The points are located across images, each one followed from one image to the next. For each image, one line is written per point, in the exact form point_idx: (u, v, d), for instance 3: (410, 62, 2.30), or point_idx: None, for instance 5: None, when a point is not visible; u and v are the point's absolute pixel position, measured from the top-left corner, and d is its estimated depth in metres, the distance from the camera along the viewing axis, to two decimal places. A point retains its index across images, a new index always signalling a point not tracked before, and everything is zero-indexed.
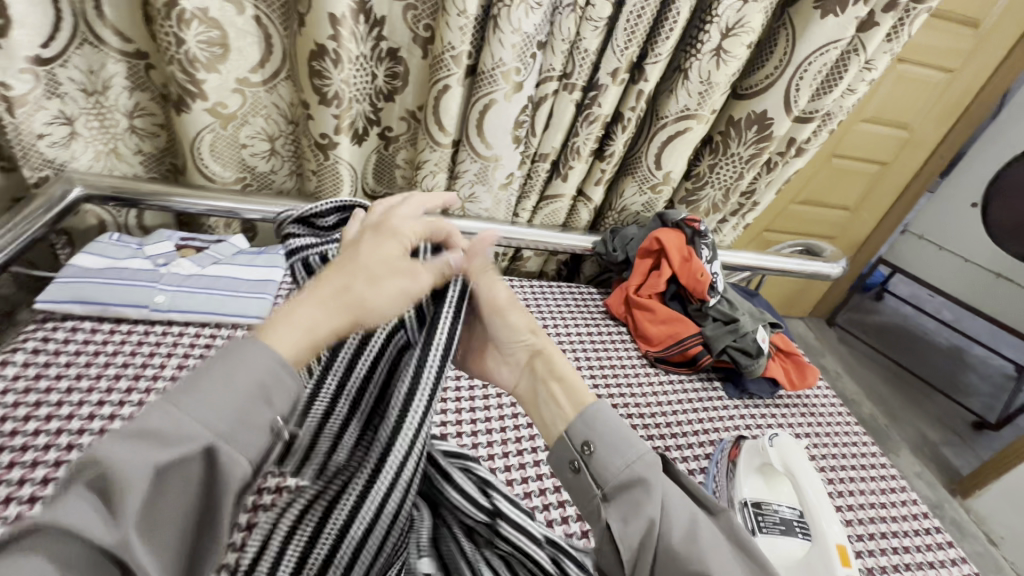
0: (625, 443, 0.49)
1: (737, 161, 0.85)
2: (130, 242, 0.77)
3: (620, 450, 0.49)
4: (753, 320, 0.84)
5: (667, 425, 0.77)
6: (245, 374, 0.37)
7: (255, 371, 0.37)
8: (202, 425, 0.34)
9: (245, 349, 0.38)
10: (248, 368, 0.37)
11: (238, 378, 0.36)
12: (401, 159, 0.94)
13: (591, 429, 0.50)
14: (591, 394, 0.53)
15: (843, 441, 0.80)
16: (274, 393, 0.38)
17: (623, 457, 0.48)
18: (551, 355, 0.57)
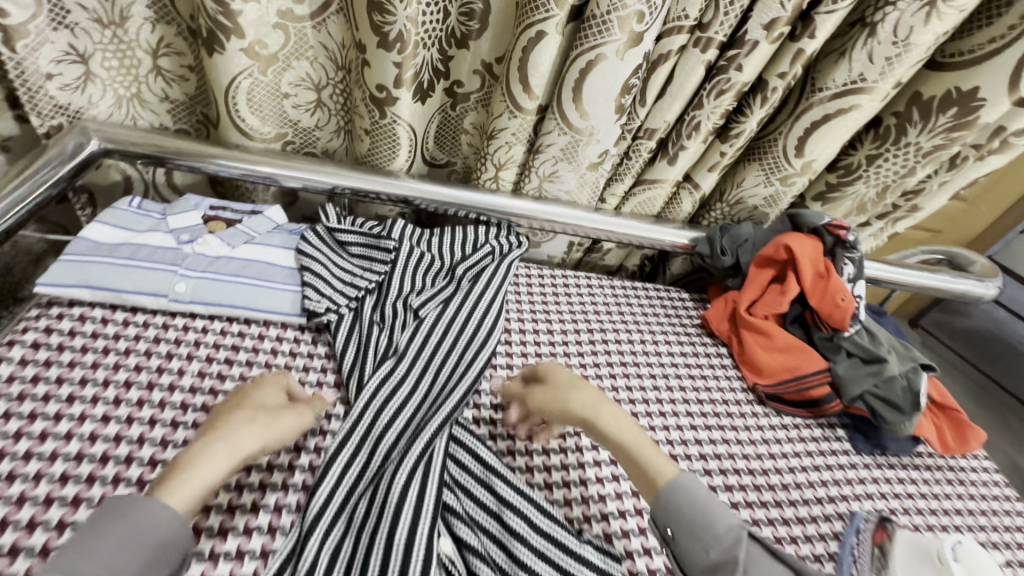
0: (720, 537, 0.44)
1: (912, 153, 0.65)
2: (152, 210, 0.66)
3: (715, 520, 0.45)
4: (904, 363, 0.66)
5: (783, 487, 0.62)
6: (123, 535, 0.38)
7: (139, 527, 0.39)
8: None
9: (140, 509, 0.39)
10: (140, 528, 0.38)
11: (110, 544, 0.37)
12: (469, 123, 0.78)
13: (673, 516, 0.46)
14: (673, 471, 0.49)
15: (1001, 526, 0.63)
16: (164, 551, 0.39)
17: (705, 543, 0.45)
18: (642, 455, 0.50)
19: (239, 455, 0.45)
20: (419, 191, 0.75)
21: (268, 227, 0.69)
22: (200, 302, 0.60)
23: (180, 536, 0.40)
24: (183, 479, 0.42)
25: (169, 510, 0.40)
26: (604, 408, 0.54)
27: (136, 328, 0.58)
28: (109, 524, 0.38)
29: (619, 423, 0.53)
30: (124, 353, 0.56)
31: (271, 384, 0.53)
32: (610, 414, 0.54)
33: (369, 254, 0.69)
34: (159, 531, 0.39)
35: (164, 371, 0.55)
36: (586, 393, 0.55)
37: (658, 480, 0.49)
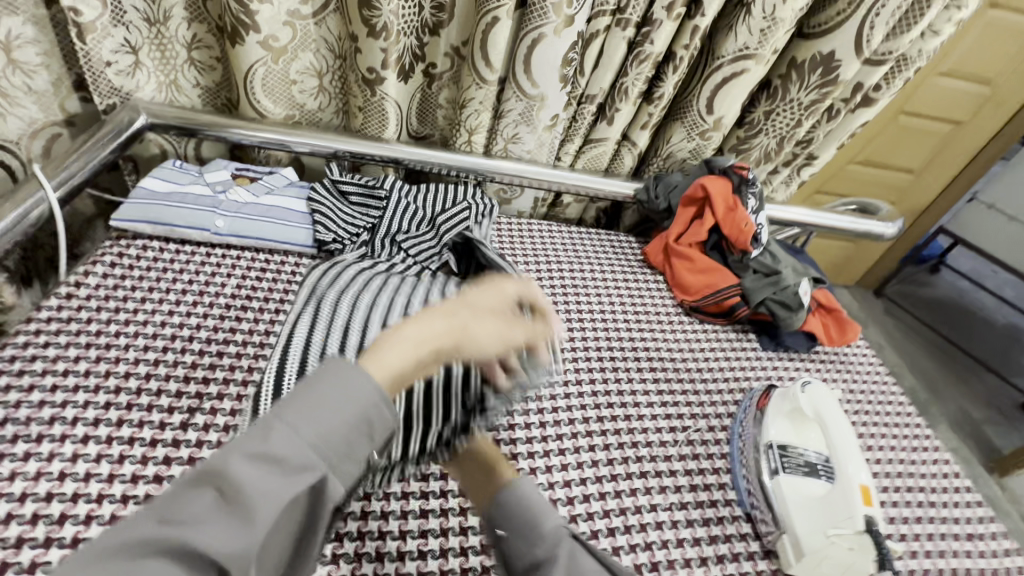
0: (546, 537, 0.45)
1: (796, 107, 0.82)
2: (190, 169, 0.82)
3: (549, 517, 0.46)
4: (797, 274, 0.83)
5: (698, 369, 0.78)
6: (316, 412, 0.37)
7: (340, 397, 0.38)
8: (293, 455, 0.35)
9: (348, 374, 0.39)
10: (356, 387, 0.38)
11: (321, 415, 0.37)
12: (445, 99, 0.94)
13: (497, 514, 0.48)
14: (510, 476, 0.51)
15: (877, 399, 0.79)
16: (374, 423, 0.39)
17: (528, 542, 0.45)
18: (489, 449, 0.55)
19: (438, 345, 0.46)
20: (407, 154, 0.91)
21: (283, 183, 0.85)
22: (235, 235, 0.76)
23: (385, 419, 0.39)
24: (405, 342, 0.43)
25: (375, 378, 0.40)
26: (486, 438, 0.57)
27: (186, 254, 0.75)
28: (318, 384, 0.38)
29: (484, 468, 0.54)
30: (179, 271, 0.73)
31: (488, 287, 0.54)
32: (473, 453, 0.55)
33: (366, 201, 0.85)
34: (356, 410, 0.38)
35: (210, 283, 0.72)
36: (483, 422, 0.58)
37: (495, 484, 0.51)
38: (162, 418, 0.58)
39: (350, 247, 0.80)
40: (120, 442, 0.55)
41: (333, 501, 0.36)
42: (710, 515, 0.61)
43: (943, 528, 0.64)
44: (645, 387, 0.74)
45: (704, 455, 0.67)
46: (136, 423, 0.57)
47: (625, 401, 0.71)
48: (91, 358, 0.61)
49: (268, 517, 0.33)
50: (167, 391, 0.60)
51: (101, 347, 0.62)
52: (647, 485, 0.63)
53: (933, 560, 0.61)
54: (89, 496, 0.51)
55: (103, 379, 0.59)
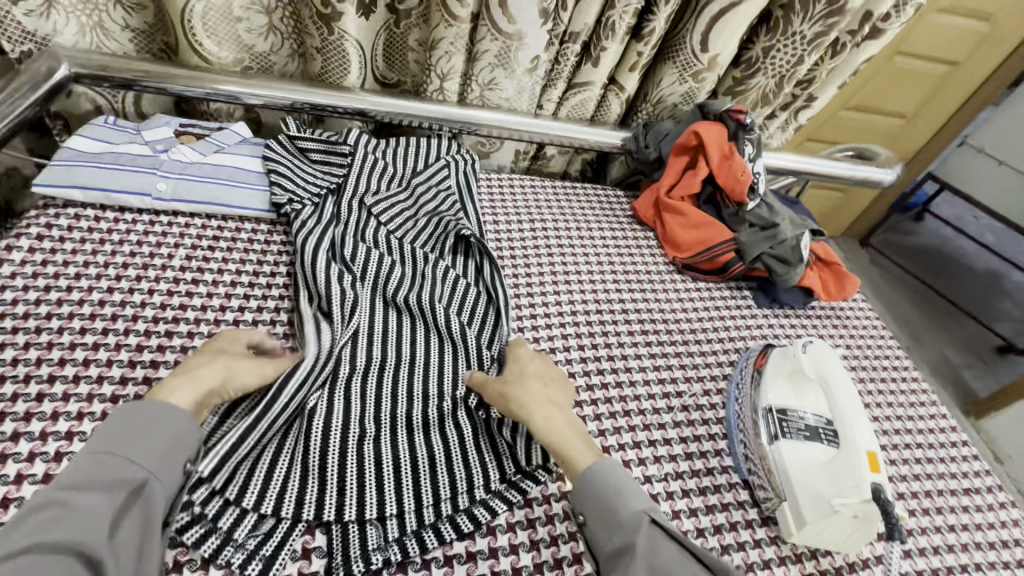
0: (620, 523, 0.48)
1: (798, 42, 0.75)
2: (126, 127, 0.72)
3: (625, 500, 0.49)
4: (795, 227, 0.78)
5: (692, 331, 0.74)
6: (149, 436, 0.45)
7: (153, 427, 0.46)
8: (127, 470, 0.43)
9: (139, 411, 0.47)
10: (144, 414, 0.46)
11: (140, 441, 0.45)
12: (413, 40, 0.84)
13: (582, 499, 0.51)
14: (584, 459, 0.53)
15: (875, 354, 0.77)
16: (178, 432, 0.47)
17: (620, 529, 0.48)
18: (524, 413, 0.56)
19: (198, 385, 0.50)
20: (375, 104, 0.82)
21: (235, 140, 0.76)
22: (181, 199, 0.68)
23: (191, 433, 0.48)
24: (180, 389, 0.49)
25: (164, 407, 0.47)
26: (548, 390, 0.59)
27: (126, 223, 0.67)
28: (125, 424, 0.45)
29: (564, 427, 0.55)
30: (119, 243, 0.65)
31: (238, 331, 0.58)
32: (548, 411, 0.55)
33: (326, 158, 0.76)
34: (171, 433, 0.46)
35: (155, 255, 0.65)
36: (542, 385, 0.59)
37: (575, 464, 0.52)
38: (104, 408, 0.52)
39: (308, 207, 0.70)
40: (56, 437, 0.49)
41: (157, 496, 0.44)
42: (706, 483, 0.58)
43: (941, 484, 0.62)
44: (637, 351, 0.70)
45: (699, 421, 0.63)
46: (75, 415, 0.51)
47: (615, 366, 0.68)
48: (19, 345, 0.54)
49: (103, 512, 0.41)
50: (109, 377, 0.54)
51: (30, 332, 0.55)
52: (641, 456, 0.59)
53: (933, 518, 0.59)
54: (23, 500, 0.45)
55: (33, 367, 0.53)
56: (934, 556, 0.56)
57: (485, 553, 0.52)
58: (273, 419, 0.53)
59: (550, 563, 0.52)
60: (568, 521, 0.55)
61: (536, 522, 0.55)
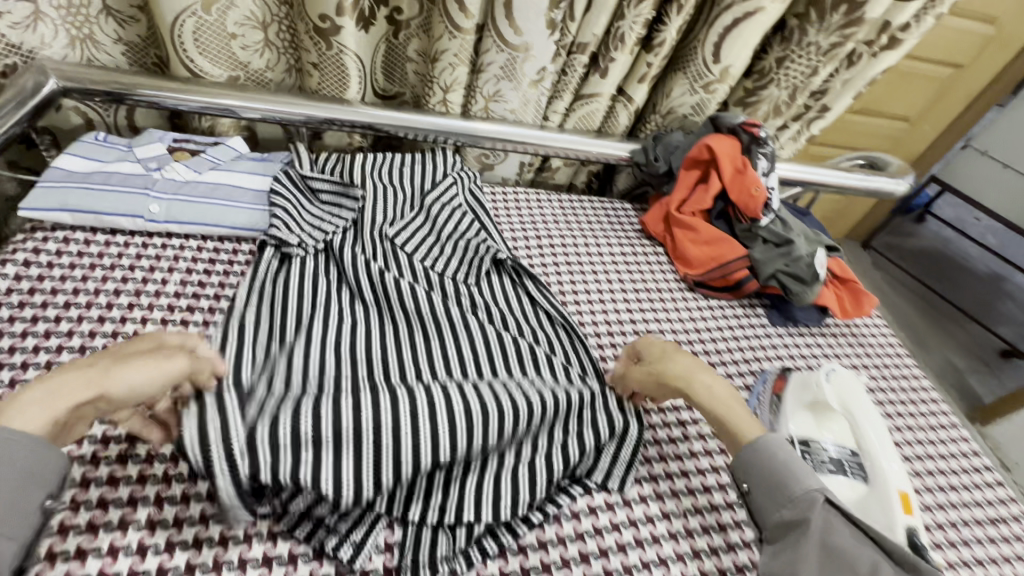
0: (794, 498, 0.47)
1: (813, 53, 0.73)
2: (118, 143, 0.70)
3: (799, 478, 0.48)
4: (810, 243, 0.75)
5: (707, 354, 0.72)
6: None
7: (9, 470, 0.38)
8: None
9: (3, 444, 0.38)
10: (8, 452, 0.38)
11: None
12: (414, 51, 0.82)
13: (746, 470, 0.50)
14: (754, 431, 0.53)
15: (893, 374, 0.74)
16: (37, 473, 0.39)
17: (795, 496, 0.47)
18: (695, 387, 0.56)
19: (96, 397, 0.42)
20: (377, 116, 0.80)
21: (232, 156, 0.73)
22: (174, 221, 0.66)
23: (52, 470, 0.40)
24: (38, 395, 0.41)
25: (27, 438, 0.39)
26: (692, 359, 0.58)
27: (118, 247, 0.64)
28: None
29: (722, 395, 0.55)
30: (110, 268, 0.62)
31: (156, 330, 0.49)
32: (711, 384, 0.56)
33: (339, 198, 0.73)
34: (22, 476, 0.38)
35: (148, 282, 0.62)
36: (689, 357, 0.58)
37: (744, 436, 0.52)
38: (94, 449, 0.49)
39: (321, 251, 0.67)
40: None
41: (1, 557, 0.36)
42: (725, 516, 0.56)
43: (967, 513, 0.61)
44: None
45: (716, 451, 0.61)
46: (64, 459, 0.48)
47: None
48: (4, 382, 0.51)
49: None
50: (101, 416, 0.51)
51: (16, 367, 0.52)
52: (658, 490, 0.57)
53: (962, 550, 0.57)
54: None
55: None
56: None
57: None
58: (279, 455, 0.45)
59: None
60: (584, 563, 0.51)
61: (552, 566, 0.50)
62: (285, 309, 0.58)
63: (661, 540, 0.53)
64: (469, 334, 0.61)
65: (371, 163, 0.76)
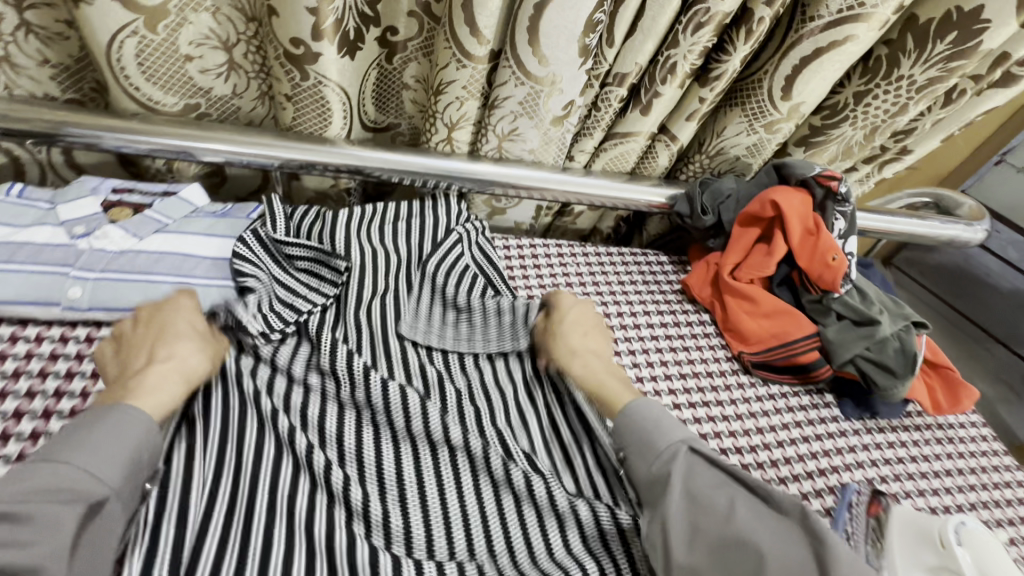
0: (660, 453, 0.44)
1: (906, 90, 0.59)
2: (39, 198, 0.56)
3: (664, 432, 0.46)
4: (897, 322, 0.62)
5: (771, 463, 0.59)
6: (100, 446, 0.37)
7: (112, 433, 0.38)
8: (75, 477, 0.36)
9: (116, 417, 0.39)
10: (119, 433, 0.38)
11: (102, 458, 0.37)
12: (412, 77, 0.67)
13: (624, 439, 0.48)
14: (625, 396, 0.51)
15: (992, 483, 0.62)
16: (142, 452, 0.39)
17: (660, 445, 0.45)
18: (565, 364, 0.55)
19: (187, 382, 0.45)
20: (368, 158, 0.65)
21: (184, 212, 0.59)
22: (100, 307, 0.51)
23: (155, 443, 0.40)
24: (143, 383, 0.43)
25: (140, 415, 0.40)
26: (591, 339, 0.58)
27: (27, 347, 0.50)
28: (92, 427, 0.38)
29: (601, 370, 0.55)
30: (13, 378, 0.48)
31: (184, 309, 0.50)
32: (588, 360, 0.56)
33: (315, 261, 0.59)
34: (130, 445, 0.39)
35: (62, 396, 0.47)
36: (591, 334, 0.58)
37: (618, 402, 0.51)
38: None
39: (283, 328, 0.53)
40: None
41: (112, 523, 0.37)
42: None
43: None
44: None
45: None
46: None
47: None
48: None
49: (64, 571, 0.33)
50: None
51: None
52: None
53: None
54: None
55: None
56: None
57: None
58: None
59: None
60: None
61: None
62: (250, 448, 0.46)
63: None
64: (470, 463, 0.50)
65: (366, 215, 0.63)
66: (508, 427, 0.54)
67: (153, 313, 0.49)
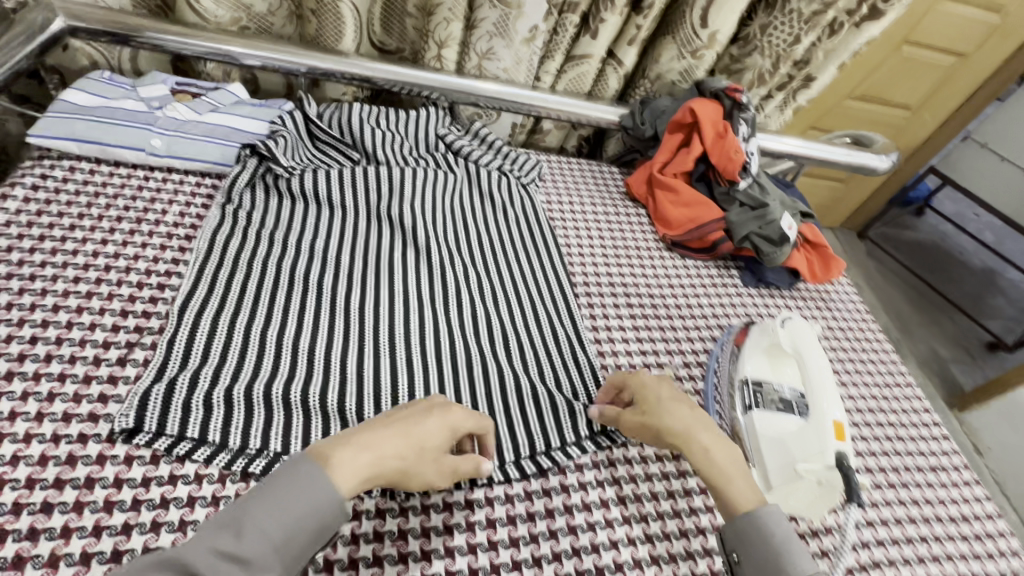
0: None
1: (796, 20, 0.74)
2: (121, 82, 0.72)
3: (794, 558, 0.43)
4: (784, 208, 0.78)
5: (677, 308, 0.75)
6: (289, 499, 0.37)
7: (302, 497, 0.37)
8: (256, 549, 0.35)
9: (314, 486, 0.38)
10: (299, 499, 0.37)
11: (282, 515, 0.36)
12: (412, 5, 0.83)
13: (745, 544, 0.44)
14: (749, 500, 0.46)
15: (856, 336, 0.78)
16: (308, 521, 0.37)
17: (784, 568, 0.42)
18: (709, 450, 0.49)
19: (381, 464, 0.41)
20: (375, 70, 0.82)
21: (230, 100, 0.76)
22: (175, 156, 0.69)
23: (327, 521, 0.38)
24: (360, 445, 0.41)
25: (324, 484, 0.38)
26: (706, 429, 0.51)
27: (120, 178, 0.67)
28: (285, 486, 0.37)
29: (734, 473, 0.48)
30: (112, 197, 0.65)
31: (447, 419, 0.46)
32: (731, 460, 0.48)
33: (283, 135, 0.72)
34: (314, 522, 0.37)
35: (148, 211, 0.65)
36: (696, 415, 0.51)
37: (748, 501, 0.46)
38: (97, 353, 0.52)
39: (308, 174, 0.71)
40: (50, 378, 0.49)
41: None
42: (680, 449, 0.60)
43: (909, 462, 0.64)
44: (621, 323, 0.71)
45: (678, 393, 0.65)
46: (68, 358, 0.51)
47: (598, 327, 0.70)
48: (13, 291, 0.54)
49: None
50: (102, 325, 0.54)
51: (24, 278, 0.55)
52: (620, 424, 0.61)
53: (897, 492, 0.61)
54: (16, 435, 0.45)
55: (27, 312, 0.53)
56: (895, 526, 0.58)
57: (461, 504, 0.51)
58: (270, 376, 0.53)
59: (527, 537, 0.51)
60: (543, 478, 0.55)
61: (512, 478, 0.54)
62: (285, 250, 0.65)
63: (615, 464, 0.57)
64: (430, 279, 0.68)
65: (371, 109, 0.80)
66: (458, 256, 0.71)
67: (423, 416, 0.45)
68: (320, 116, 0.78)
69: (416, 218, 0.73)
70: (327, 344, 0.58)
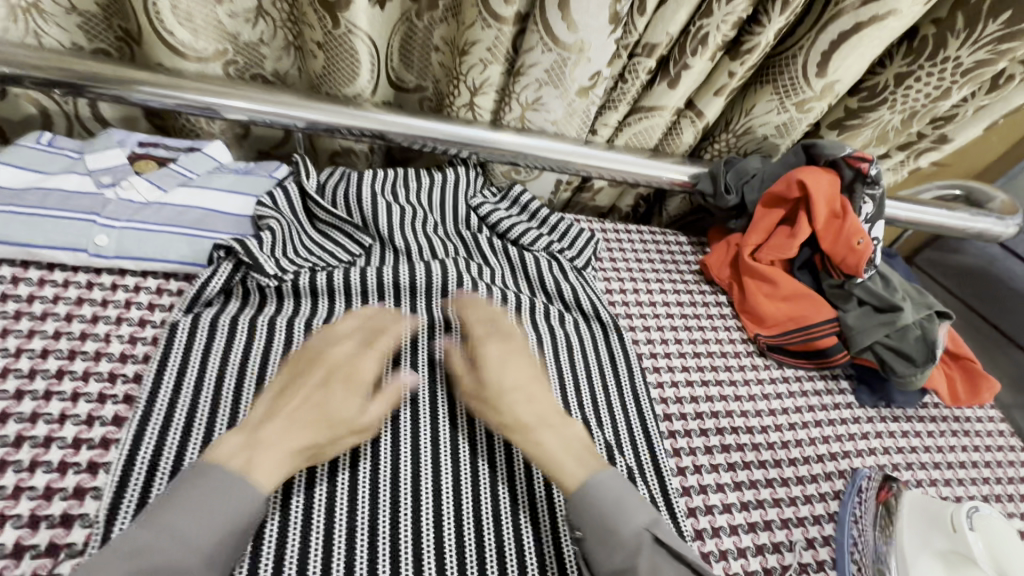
0: (625, 544, 0.41)
1: (950, 73, 0.56)
2: (67, 148, 0.56)
3: (628, 516, 0.42)
4: (918, 313, 0.61)
5: (784, 445, 0.57)
6: (195, 505, 0.37)
7: (213, 497, 0.38)
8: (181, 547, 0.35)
9: (210, 477, 0.38)
10: (206, 498, 0.37)
11: (205, 516, 0.37)
12: (439, 38, 0.66)
13: (583, 514, 0.42)
14: (570, 472, 0.44)
15: (1007, 479, 0.60)
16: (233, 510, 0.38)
17: (615, 537, 0.41)
18: (535, 431, 0.46)
19: (331, 433, 0.43)
20: (390, 123, 0.65)
21: (206, 168, 0.59)
22: (127, 256, 0.52)
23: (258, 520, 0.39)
24: (263, 440, 0.41)
25: (249, 485, 0.39)
26: (536, 404, 0.48)
27: (53, 288, 0.50)
28: (186, 492, 0.38)
29: (560, 447, 0.45)
30: (39, 320, 0.48)
31: (351, 381, 0.46)
32: (553, 435, 0.46)
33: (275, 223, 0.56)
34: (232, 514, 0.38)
35: (87, 338, 0.48)
36: (516, 379, 0.49)
37: (586, 469, 0.44)
38: None
39: (304, 274, 0.54)
40: None
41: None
42: None
43: None
44: (718, 480, 0.53)
45: None
46: None
47: (687, 485, 0.52)
48: None
49: None
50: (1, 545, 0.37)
51: None
52: None
53: None
54: None
55: None
56: None
57: None
58: None
59: None
60: None
61: None
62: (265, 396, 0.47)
63: None
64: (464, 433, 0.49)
65: (387, 178, 0.63)
66: None
67: (327, 378, 0.46)
68: (322, 190, 0.61)
69: (440, 329, 0.55)
70: (317, 552, 0.41)
